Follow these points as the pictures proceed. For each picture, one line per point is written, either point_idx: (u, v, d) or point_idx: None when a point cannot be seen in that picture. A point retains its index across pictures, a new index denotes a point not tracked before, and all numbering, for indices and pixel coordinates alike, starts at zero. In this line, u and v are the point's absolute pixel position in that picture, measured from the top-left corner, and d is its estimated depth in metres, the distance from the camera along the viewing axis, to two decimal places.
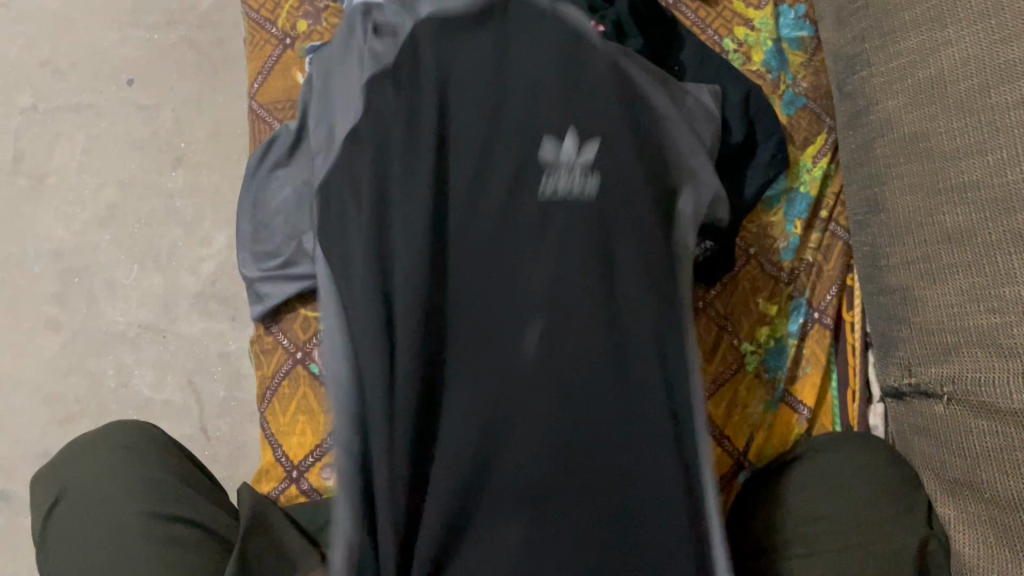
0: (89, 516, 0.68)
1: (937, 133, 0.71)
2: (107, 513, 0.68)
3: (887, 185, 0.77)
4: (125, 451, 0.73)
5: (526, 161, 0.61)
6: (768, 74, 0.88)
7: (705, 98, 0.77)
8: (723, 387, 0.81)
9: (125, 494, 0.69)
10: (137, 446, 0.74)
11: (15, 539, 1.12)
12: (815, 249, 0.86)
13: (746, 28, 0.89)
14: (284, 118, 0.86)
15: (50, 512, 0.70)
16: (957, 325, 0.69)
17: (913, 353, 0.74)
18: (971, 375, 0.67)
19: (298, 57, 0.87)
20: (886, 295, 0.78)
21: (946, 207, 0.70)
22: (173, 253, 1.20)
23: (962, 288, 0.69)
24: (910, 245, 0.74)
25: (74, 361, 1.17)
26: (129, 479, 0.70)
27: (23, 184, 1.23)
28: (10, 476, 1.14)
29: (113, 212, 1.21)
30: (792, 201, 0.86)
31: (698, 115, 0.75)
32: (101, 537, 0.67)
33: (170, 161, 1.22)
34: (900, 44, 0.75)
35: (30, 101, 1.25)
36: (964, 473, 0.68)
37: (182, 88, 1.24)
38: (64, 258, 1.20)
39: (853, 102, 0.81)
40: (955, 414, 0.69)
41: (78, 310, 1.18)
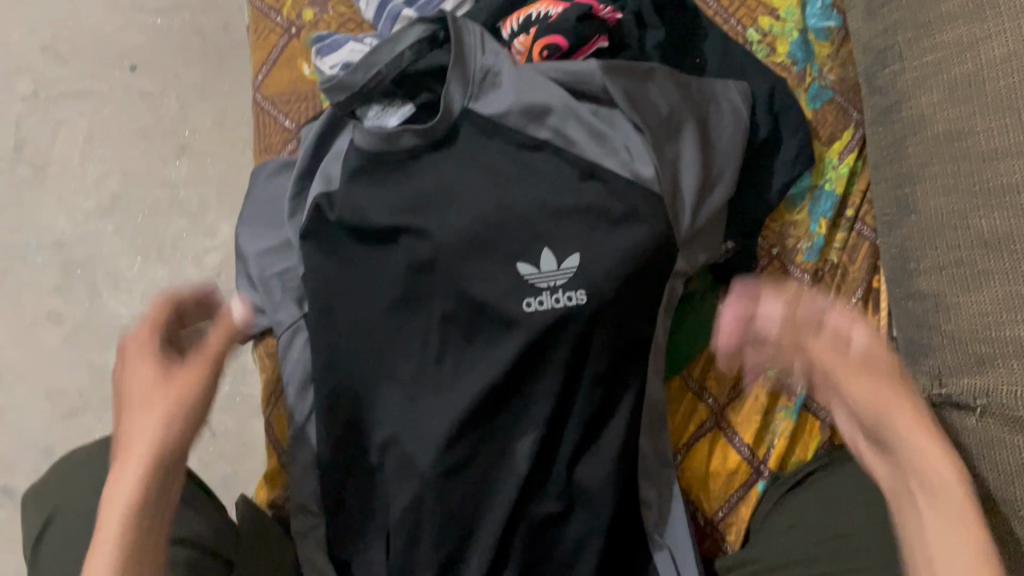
0: (82, 536, 0.66)
1: (975, 133, 0.68)
2: (98, 532, 0.66)
3: (919, 185, 0.73)
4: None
5: (539, 196, 0.68)
6: (794, 66, 0.85)
7: (731, 107, 0.75)
8: (744, 394, 0.79)
9: None
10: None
11: (17, 536, 1.10)
12: (841, 250, 0.83)
13: (771, 18, 0.86)
14: (290, 111, 0.82)
15: (41, 532, 0.68)
16: (992, 335, 0.66)
17: (943, 362, 0.71)
18: (1007, 389, 0.64)
19: (304, 47, 0.84)
20: (916, 300, 0.74)
21: (982, 210, 0.67)
22: (177, 244, 1.17)
23: (999, 296, 0.65)
24: (943, 249, 0.71)
25: (77, 354, 1.14)
26: None
27: (24, 172, 1.20)
28: (12, 471, 1.12)
29: (116, 201, 1.19)
30: (817, 199, 0.83)
31: (721, 128, 0.74)
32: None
33: (174, 149, 1.20)
34: (935, 38, 0.72)
35: (30, 87, 1.22)
36: (998, 490, 0.65)
37: (186, 74, 1.21)
38: (65, 249, 1.18)
39: (884, 97, 0.78)
40: (987, 429, 0.66)
41: (80, 303, 1.16)
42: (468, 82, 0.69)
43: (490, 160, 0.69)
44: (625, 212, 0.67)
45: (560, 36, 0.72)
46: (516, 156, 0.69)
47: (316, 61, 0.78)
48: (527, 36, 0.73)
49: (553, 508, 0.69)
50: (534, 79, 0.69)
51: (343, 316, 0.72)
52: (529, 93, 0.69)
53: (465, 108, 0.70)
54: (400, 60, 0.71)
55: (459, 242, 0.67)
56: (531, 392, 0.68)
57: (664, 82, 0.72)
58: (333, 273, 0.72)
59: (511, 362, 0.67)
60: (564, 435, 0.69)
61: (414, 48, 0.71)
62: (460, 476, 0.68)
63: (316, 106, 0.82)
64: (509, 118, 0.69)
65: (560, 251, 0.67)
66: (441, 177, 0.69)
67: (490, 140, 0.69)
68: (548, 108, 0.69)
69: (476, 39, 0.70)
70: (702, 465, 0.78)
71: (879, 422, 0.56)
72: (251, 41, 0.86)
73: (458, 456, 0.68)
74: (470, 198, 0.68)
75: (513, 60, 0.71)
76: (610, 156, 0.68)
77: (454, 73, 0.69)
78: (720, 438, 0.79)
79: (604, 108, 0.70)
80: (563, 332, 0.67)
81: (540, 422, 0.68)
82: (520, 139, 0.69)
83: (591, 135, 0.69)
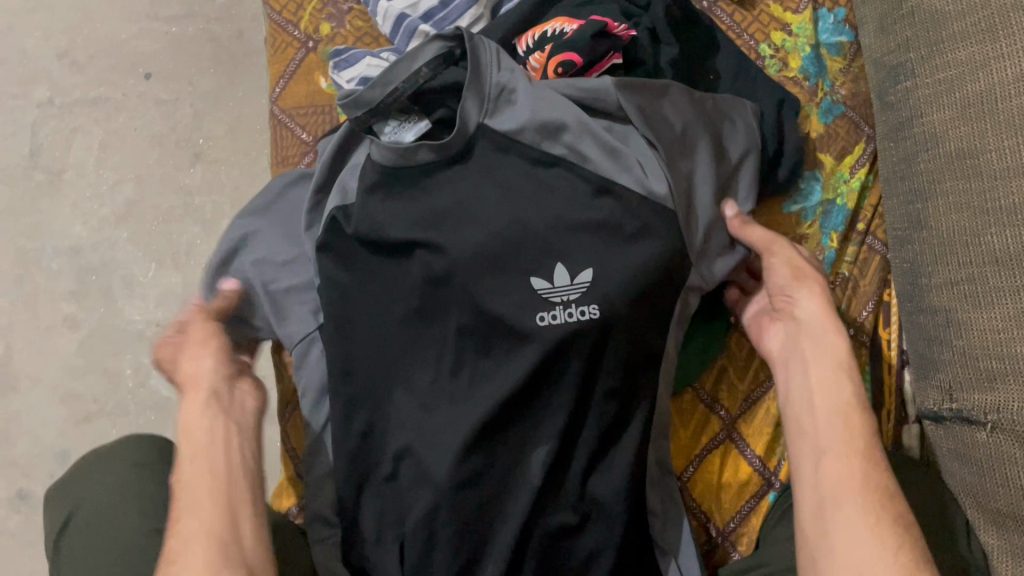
0: (100, 538, 0.67)
1: (986, 151, 0.69)
2: (123, 532, 0.67)
3: (931, 201, 0.74)
4: (137, 469, 0.72)
5: (554, 213, 0.68)
6: (807, 80, 0.85)
7: (746, 124, 0.76)
8: (755, 405, 0.80)
9: (140, 516, 0.68)
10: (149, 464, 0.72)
11: (33, 539, 1.11)
12: (852, 263, 0.83)
13: (784, 33, 0.87)
14: (307, 123, 0.83)
15: (62, 529, 0.69)
16: (1002, 352, 0.67)
17: (954, 377, 0.72)
18: (1017, 405, 0.65)
19: (321, 60, 0.85)
20: (927, 315, 0.75)
21: (993, 228, 0.68)
22: (191, 250, 1.18)
23: (1009, 313, 0.66)
24: (954, 265, 0.72)
25: (92, 359, 1.16)
26: (144, 500, 0.69)
27: (40, 179, 1.21)
28: (28, 474, 1.13)
29: (131, 208, 1.20)
30: (829, 213, 0.83)
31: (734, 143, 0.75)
32: (114, 556, 0.66)
33: (189, 157, 1.21)
34: (946, 56, 0.72)
35: (46, 95, 1.23)
36: (1009, 504, 0.66)
37: (201, 82, 1.22)
38: (80, 255, 1.19)
39: (896, 113, 0.78)
40: (998, 443, 0.67)
41: (96, 308, 1.17)
42: (483, 99, 0.70)
43: (507, 175, 0.70)
44: (639, 228, 0.68)
45: (575, 54, 0.72)
46: (532, 172, 0.70)
47: (334, 75, 0.80)
48: (541, 53, 0.74)
49: (568, 519, 0.69)
50: (551, 96, 0.70)
51: (361, 328, 0.72)
52: (547, 110, 0.69)
53: (481, 123, 0.70)
54: (417, 76, 0.71)
55: (470, 257, 0.68)
56: (546, 405, 0.69)
57: (678, 99, 0.73)
58: (349, 286, 0.73)
59: (527, 375, 0.68)
60: (578, 447, 0.70)
61: (431, 65, 0.71)
62: (475, 488, 0.69)
63: (334, 119, 0.83)
64: (525, 134, 0.70)
65: (574, 265, 0.68)
66: (455, 196, 0.70)
67: (505, 156, 0.70)
68: (565, 125, 0.69)
69: (493, 55, 0.70)
70: (715, 476, 0.79)
71: (811, 329, 0.67)
72: (268, 54, 0.87)
73: (473, 467, 0.69)
74: (487, 212, 0.69)
75: (528, 75, 0.72)
76: (624, 173, 0.69)
77: (471, 89, 0.69)
78: (731, 449, 0.79)
79: (618, 127, 0.71)
80: (577, 346, 0.68)
81: (554, 434, 0.69)
82: (537, 156, 0.70)
83: (607, 152, 0.69)
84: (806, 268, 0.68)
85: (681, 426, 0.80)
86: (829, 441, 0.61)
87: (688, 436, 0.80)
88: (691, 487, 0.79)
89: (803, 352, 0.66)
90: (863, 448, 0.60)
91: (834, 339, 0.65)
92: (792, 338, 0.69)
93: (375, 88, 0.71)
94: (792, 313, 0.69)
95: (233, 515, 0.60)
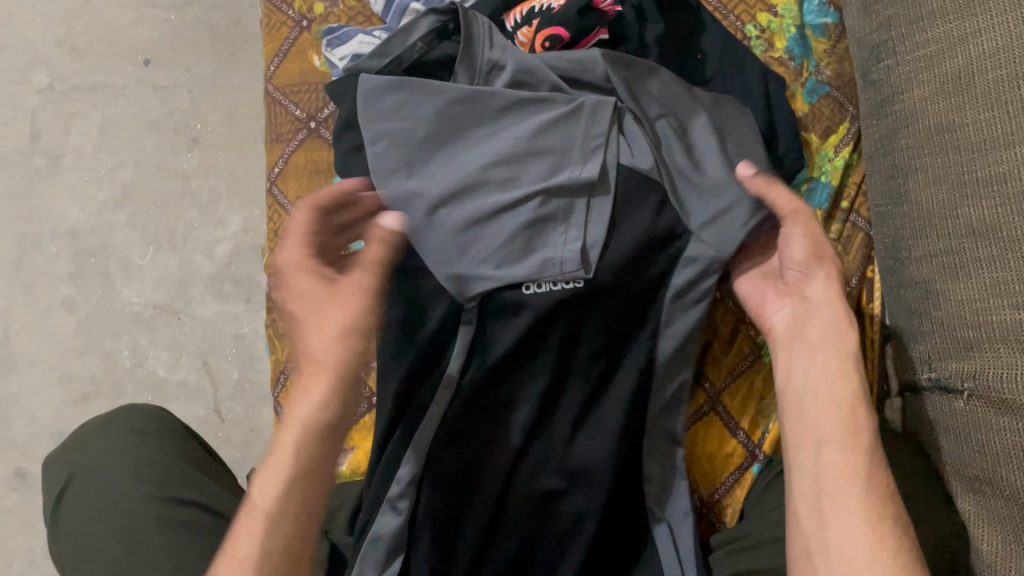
0: (98, 503, 0.69)
1: (964, 125, 0.70)
2: (120, 496, 0.68)
3: (911, 176, 0.76)
4: (137, 435, 0.73)
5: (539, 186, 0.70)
6: (791, 61, 0.87)
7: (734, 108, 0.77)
8: (740, 380, 0.81)
9: (136, 480, 0.69)
10: (147, 430, 0.74)
11: (30, 517, 1.13)
12: (836, 241, 0.85)
13: (770, 14, 0.88)
14: (301, 101, 0.85)
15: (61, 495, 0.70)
16: (979, 320, 0.68)
17: (934, 347, 0.73)
18: (993, 372, 0.66)
19: (314, 39, 0.86)
20: (907, 288, 0.77)
21: (970, 200, 0.69)
22: (188, 234, 1.20)
23: (985, 283, 0.68)
24: (933, 238, 0.73)
25: (91, 341, 1.17)
26: (139, 463, 0.70)
27: (39, 164, 1.23)
28: (26, 454, 1.14)
29: (129, 192, 1.21)
30: (813, 190, 0.85)
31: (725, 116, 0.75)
32: (112, 519, 0.67)
33: (186, 142, 1.22)
34: (926, 33, 0.74)
35: (46, 81, 1.25)
36: (984, 470, 0.68)
37: (198, 68, 1.24)
38: (79, 238, 1.20)
39: (878, 91, 0.80)
40: (974, 410, 0.68)
41: (94, 291, 1.19)
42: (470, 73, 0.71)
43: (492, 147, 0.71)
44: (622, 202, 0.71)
45: (562, 29, 0.75)
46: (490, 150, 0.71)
47: (326, 53, 0.82)
48: (529, 28, 0.76)
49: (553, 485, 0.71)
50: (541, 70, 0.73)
51: None
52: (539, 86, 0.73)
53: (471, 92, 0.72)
54: (411, 49, 0.74)
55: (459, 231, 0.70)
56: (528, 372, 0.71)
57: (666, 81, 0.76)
58: None
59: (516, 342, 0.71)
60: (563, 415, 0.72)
61: (425, 40, 0.74)
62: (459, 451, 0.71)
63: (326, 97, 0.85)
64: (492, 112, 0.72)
65: None
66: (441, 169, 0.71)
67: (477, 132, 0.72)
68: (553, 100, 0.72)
69: (485, 31, 0.73)
70: (699, 449, 0.81)
71: (820, 313, 0.66)
72: (263, 35, 0.88)
73: None
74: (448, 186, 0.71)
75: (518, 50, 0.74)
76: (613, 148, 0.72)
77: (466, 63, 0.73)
78: (715, 423, 0.81)
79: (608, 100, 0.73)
80: None
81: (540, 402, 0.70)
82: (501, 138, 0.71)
83: (574, 133, 0.71)
84: (826, 246, 0.66)
85: None
86: (830, 430, 0.62)
87: None
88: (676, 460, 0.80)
89: (809, 335, 0.66)
90: (867, 449, 0.60)
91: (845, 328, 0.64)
92: (802, 315, 0.67)
93: (374, 59, 0.75)
94: (802, 291, 0.68)
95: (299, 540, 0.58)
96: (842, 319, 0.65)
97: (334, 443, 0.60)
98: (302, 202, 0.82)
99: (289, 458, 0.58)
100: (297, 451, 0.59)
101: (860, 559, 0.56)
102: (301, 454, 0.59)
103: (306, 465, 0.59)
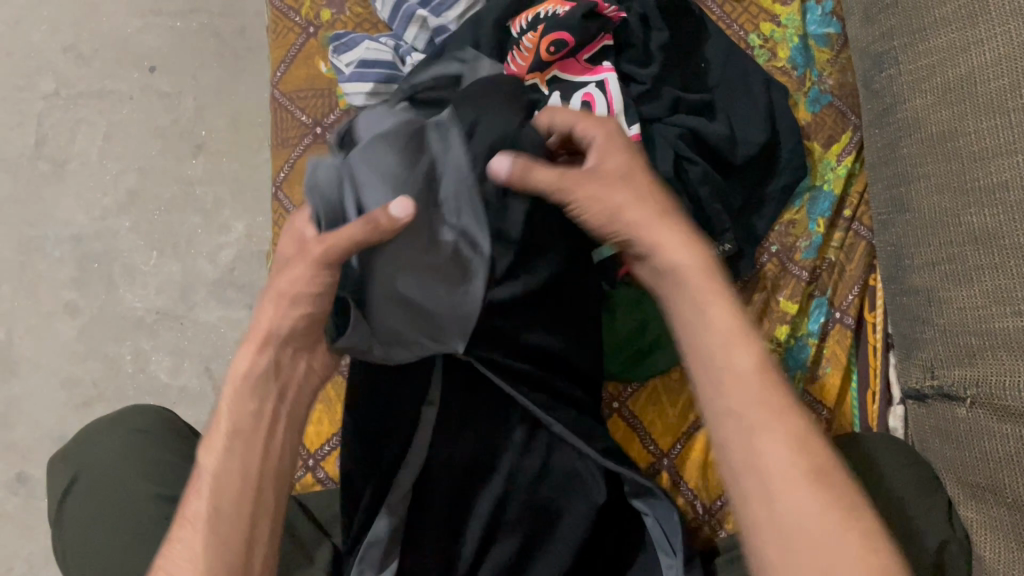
0: (102, 502, 0.69)
1: (967, 133, 0.70)
2: (124, 495, 0.69)
3: (913, 184, 0.76)
4: (140, 434, 0.73)
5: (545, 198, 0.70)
6: (794, 70, 0.88)
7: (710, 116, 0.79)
8: None
9: (141, 479, 0.70)
10: (150, 429, 0.74)
11: (31, 520, 1.13)
12: (838, 248, 0.85)
13: (772, 24, 0.89)
14: (304, 106, 0.85)
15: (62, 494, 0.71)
16: (981, 328, 0.68)
17: (935, 355, 0.74)
18: (996, 379, 0.66)
19: (321, 46, 0.87)
20: (909, 296, 0.77)
21: (972, 208, 0.70)
22: (191, 239, 1.20)
23: (986, 289, 0.68)
24: (935, 246, 0.73)
25: (93, 346, 1.17)
26: (143, 463, 0.71)
27: (44, 169, 1.23)
28: (27, 458, 1.14)
29: (133, 197, 1.22)
30: (815, 199, 0.85)
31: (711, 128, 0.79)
32: (116, 518, 0.68)
33: (190, 148, 1.23)
34: (930, 42, 0.74)
35: (51, 87, 1.26)
36: (987, 477, 0.68)
37: (203, 75, 1.24)
38: (83, 243, 1.21)
39: (880, 100, 0.81)
40: (977, 417, 0.68)
41: (97, 295, 1.19)
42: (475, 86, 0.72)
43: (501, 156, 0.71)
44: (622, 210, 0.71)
45: (565, 32, 0.74)
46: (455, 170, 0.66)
47: (333, 59, 0.82)
48: (533, 34, 0.75)
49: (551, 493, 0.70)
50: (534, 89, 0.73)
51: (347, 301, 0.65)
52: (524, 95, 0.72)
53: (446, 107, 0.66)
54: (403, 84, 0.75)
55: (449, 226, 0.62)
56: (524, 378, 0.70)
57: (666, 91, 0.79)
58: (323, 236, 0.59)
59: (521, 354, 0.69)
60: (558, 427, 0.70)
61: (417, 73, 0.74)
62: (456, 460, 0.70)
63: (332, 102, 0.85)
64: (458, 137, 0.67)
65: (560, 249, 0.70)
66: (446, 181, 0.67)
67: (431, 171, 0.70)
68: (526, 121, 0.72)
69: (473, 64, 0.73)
70: (701, 455, 0.80)
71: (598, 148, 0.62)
72: (270, 40, 0.89)
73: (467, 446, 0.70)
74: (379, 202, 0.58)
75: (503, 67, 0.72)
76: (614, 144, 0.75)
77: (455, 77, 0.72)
78: None
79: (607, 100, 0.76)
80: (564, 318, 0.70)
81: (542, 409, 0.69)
82: (455, 163, 0.62)
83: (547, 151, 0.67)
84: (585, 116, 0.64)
85: (670, 405, 0.82)
86: (664, 238, 0.59)
87: (676, 414, 0.81)
88: (678, 466, 0.80)
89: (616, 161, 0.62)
90: (679, 235, 0.59)
91: (616, 143, 0.62)
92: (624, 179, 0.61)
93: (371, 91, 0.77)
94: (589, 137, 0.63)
95: (248, 517, 0.57)
96: (598, 138, 0.63)
97: (265, 449, 0.59)
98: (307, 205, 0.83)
99: (213, 469, 0.58)
100: (224, 458, 0.58)
101: (745, 368, 0.54)
102: (234, 443, 0.58)
103: (238, 473, 0.58)
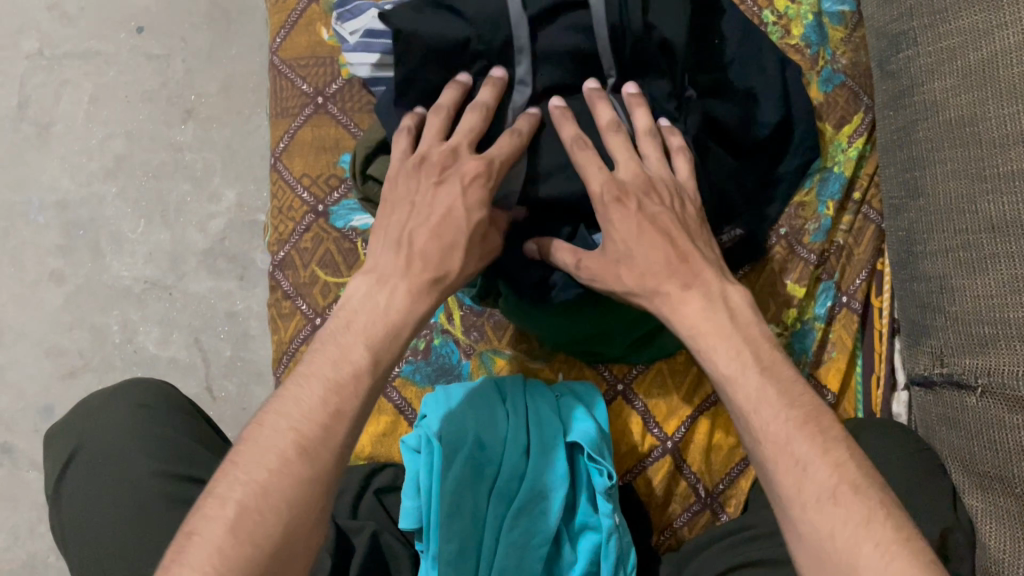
0: (102, 477, 0.70)
1: (986, 119, 0.69)
2: (126, 472, 0.70)
3: (929, 169, 0.75)
4: (142, 407, 0.75)
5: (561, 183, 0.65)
6: (808, 49, 0.87)
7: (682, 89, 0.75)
8: None
9: (141, 453, 0.71)
10: (153, 403, 0.75)
11: (15, 491, 1.11)
12: (847, 232, 0.84)
13: (787, 1, 0.89)
14: (308, 74, 0.87)
15: (61, 470, 0.72)
16: (995, 317, 0.67)
17: (945, 343, 0.73)
18: (1007, 368, 0.65)
19: (322, 11, 0.89)
20: (920, 282, 0.76)
21: (990, 196, 0.68)
22: (180, 208, 1.17)
23: (1001, 279, 0.67)
24: (950, 232, 0.72)
25: (79, 315, 1.15)
26: (146, 438, 0.72)
27: (28, 132, 1.20)
28: (11, 430, 1.12)
29: (120, 163, 1.18)
30: (826, 180, 0.84)
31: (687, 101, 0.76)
32: (114, 492, 0.69)
33: (179, 114, 1.19)
34: (951, 25, 0.73)
35: (36, 46, 1.22)
36: (994, 465, 0.66)
37: (193, 37, 1.21)
38: (69, 209, 1.18)
39: (896, 82, 0.79)
40: (986, 406, 0.67)
41: (83, 263, 1.16)
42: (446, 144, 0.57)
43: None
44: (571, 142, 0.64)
45: None
46: None
47: (336, 25, 0.84)
48: None
49: None
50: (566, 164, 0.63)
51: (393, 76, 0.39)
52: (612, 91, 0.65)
53: None
54: None
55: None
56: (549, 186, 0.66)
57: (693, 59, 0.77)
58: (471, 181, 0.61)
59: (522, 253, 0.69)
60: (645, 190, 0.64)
61: None
62: (454, 464, 0.68)
63: (333, 72, 0.87)
64: None
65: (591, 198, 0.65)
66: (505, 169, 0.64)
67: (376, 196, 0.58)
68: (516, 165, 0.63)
69: None
70: (703, 441, 0.79)
71: None
72: (270, 7, 0.91)
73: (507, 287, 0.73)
74: None
75: None
76: None
77: (511, 56, 0.66)
78: (722, 413, 0.80)
79: None
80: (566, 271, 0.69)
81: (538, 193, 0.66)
82: None
83: None
84: None
85: (675, 388, 0.81)
86: None
87: (681, 397, 0.81)
88: (681, 450, 0.80)
89: None
90: None
91: None
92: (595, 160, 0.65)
93: None
94: None
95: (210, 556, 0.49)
96: None
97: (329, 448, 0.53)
98: (308, 179, 0.85)
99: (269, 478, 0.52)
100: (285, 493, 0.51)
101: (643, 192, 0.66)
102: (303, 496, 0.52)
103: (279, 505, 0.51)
